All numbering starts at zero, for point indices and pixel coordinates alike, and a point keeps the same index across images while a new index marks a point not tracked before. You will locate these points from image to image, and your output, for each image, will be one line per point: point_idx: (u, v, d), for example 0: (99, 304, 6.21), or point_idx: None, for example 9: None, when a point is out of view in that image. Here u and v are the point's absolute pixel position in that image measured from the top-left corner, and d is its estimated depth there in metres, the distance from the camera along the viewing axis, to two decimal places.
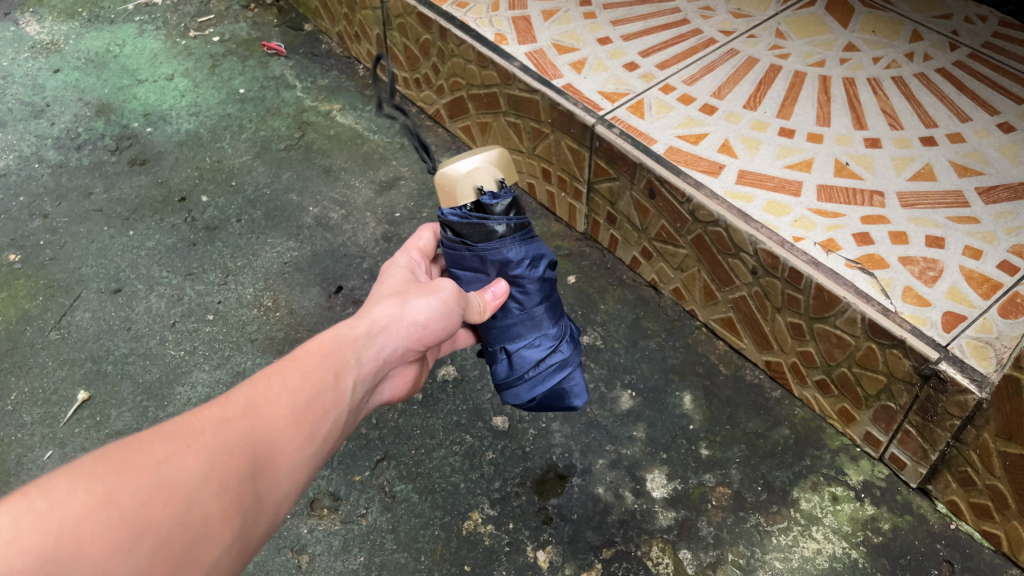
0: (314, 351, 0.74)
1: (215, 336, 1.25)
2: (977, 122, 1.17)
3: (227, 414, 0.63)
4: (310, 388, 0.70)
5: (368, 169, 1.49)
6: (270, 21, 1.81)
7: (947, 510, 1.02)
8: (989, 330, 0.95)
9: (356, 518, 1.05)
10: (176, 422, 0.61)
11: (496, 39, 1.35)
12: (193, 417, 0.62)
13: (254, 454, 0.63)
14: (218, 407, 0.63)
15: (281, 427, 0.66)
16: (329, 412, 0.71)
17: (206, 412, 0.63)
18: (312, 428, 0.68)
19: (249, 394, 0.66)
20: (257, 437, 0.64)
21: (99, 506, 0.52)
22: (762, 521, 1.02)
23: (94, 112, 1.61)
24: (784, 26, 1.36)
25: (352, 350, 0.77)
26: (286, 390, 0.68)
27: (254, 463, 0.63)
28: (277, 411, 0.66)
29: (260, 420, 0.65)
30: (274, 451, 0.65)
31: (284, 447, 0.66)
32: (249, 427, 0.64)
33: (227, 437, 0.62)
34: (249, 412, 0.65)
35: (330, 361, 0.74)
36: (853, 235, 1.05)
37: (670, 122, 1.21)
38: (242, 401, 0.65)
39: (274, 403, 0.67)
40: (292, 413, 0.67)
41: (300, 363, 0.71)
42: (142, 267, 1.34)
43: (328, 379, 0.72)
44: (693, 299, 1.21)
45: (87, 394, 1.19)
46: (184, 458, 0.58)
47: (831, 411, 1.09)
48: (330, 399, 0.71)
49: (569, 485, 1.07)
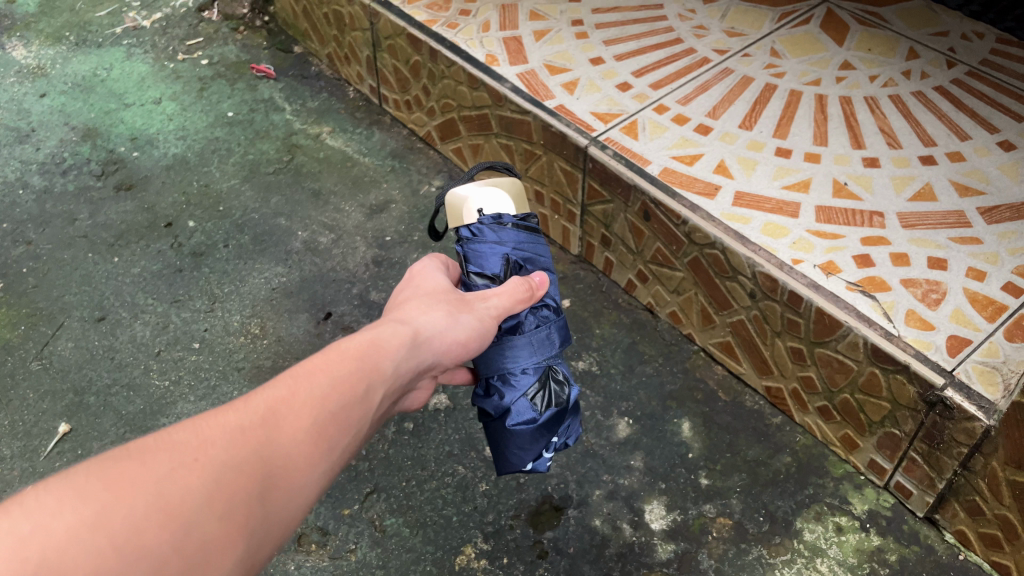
0: (349, 351, 0.67)
1: (201, 365, 1.22)
2: (977, 140, 1.15)
3: (241, 423, 0.58)
4: (338, 395, 0.63)
5: (358, 193, 1.47)
6: (259, 43, 1.79)
7: (955, 540, 0.99)
8: (995, 355, 0.92)
9: (345, 553, 1.01)
10: (187, 430, 0.56)
11: (487, 60, 1.33)
12: (206, 424, 0.57)
13: (269, 470, 0.57)
14: (233, 415, 0.58)
15: (299, 440, 0.60)
16: (355, 423, 0.64)
17: (220, 420, 0.58)
18: (333, 442, 0.62)
19: (271, 399, 0.60)
20: (272, 451, 0.58)
21: (85, 530, 0.48)
22: (765, 553, 0.99)
23: (80, 136, 1.58)
24: (778, 44, 1.34)
25: (391, 353, 0.70)
26: (313, 398, 0.62)
27: (265, 481, 0.57)
28: (297, 422, 0.60)
29: (279, 430, 0.59)
30: (289, 468, 0.59)
31: (301, 460, 0.60)
32: (266, 438, 0.58)
33: (239, 451, 0.56)
34: (268, 420, 0.59)
35: (366, 365, 0.67)
36: (853, 256, 1.03)
37: (665, 143, 1.19)
38: (261, 410, 0.59)
39: (295, 411, 0.61)
40: (316, 424, 0.61)
41: (332, 365, 0.65)
42: (127, 294, 1.31)
43: (359, 385, 0.66)
44: (691, 323, 1.18)
45: (68, 427, 1.15)
46: (187, 476, 0.53)
47: (834, 438, 1.06)
48: (357, 411, 0.65)
49: (565, 517, 1.04)
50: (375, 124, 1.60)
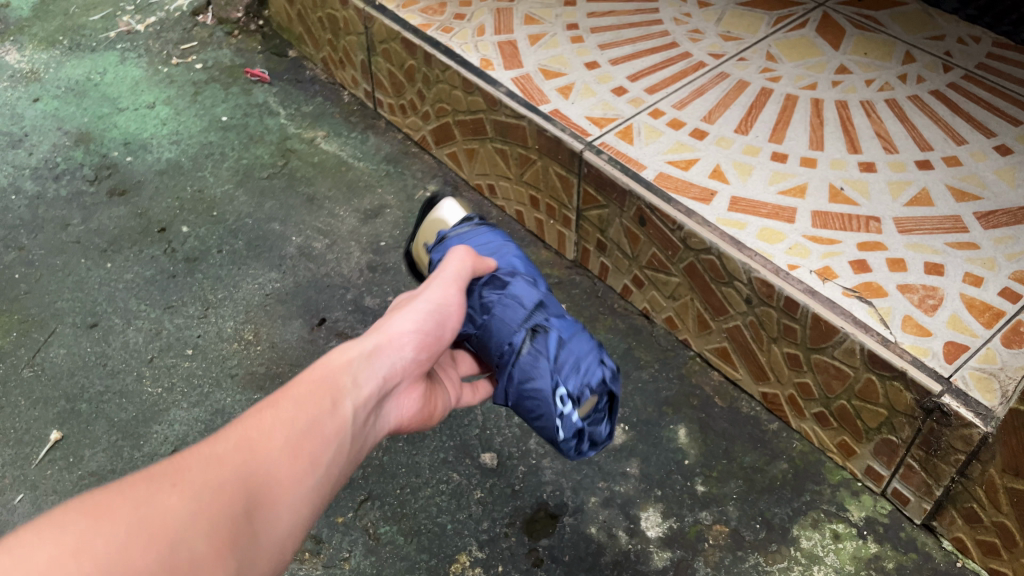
0: (312, 378, 0.71)
1: (194, 372, 1.21)
2: (973, 145, 1.15)
3: (218, 450, 0.60)
4: (307, 417, 0.67)
5: (353, 197, 1.46)
6: (254, 47, 1.79)
7: (953, 547, 0.98)
8: (993, 361, 0.91)
9: (338, 562, 1.00)
10: (163, 463, 0.58)
11: (481, 64, 1.32)
12: (182, 456, 0.59)
13: (250, 488, 0.60)
14: (209, 444, 0.61)
15: (276, 458, 0.63)
16: (330, 438, 0.67)
17: (196, 449, 0.60)
18: (312, 456, 0.65)
19: (244, 428, 0.63)
20: (251, 471, 0.61)
21: (70, 556, 0.49)
22: (761, 560, 0.98)
23: (73, 141, 1.58)
24: (774, 48, 1.34)
25: (350, 370, 0.74)
26: (280, 420, 0.65)
27: (248, 499, 0.59)
28: (270, 442, 0.63)
29: (255, 452, 0.62)
30: (269, 486, 0.61)
31: (281, 477, 0.63)
32: (243, 460, 0.61)
33: (218, 472, 0.59)
34: (241, 445, 0.62)
35: (327, 385, 0.71)
36: (850, 262, 1.02)
37: (660, 147, 1.18)
38: (234, 437, 0.62)
39: (266, 433, 0.64)
40: (288, 442, 0.64)
41: (296, 391, 0.68)
42: (119, 300, 1.31)
43: (327, 405, 0.69)
44: (687, 328, 1.18)
45: (59, 434, 1.14)
46: (168, 497, 0.55)
47: (831, 444, 1.05)
48: (328, 427, 0.68)
49: (560, 524, 1.03)
50: (370, 128, 1.59)
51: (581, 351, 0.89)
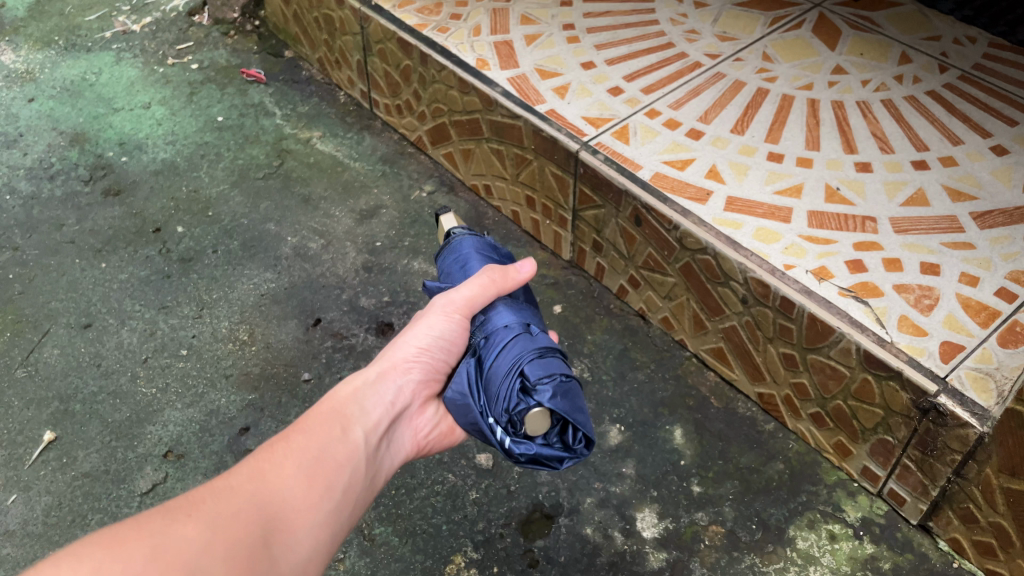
0: (325, 412, 0.80)
1: (188, 372, 1.21)
2: (969, 145, 1.15)
3: (233, 482, 0.67)
4: (316, 450, 0.74)
5: (348, 198, 1.46)
6: (249, 47, 1.78)
7: (949, 548, 0.98)
8: (989, 361, 0.91)
9: (333, 563, 1.00)
10: (180, 498, 0.63)
11: (477, 64, 1.32)
12: (198, 490, 0.65)
13: (265, 516, 0.66)
14: (224, 478, 0.67)
15: (290, 487, 0.70)
16: (341, 466, 0.75)
17: (211, 485, 0.66)
18: (326, 484, 0.72)
19: (256, 461, 0.70)
20: (266, 501, 0.68)
21: None
22: (757, 561, 0.98)
23: (68, 141, 1.57)
24: (770, 48, 1.34)
25: (358, 399, 0.83)
26: (291, 451, 0.72)
27: (264, 526, 0.66)
28: (283, 473, 0.70)
29: (268, 483, 0.69)
30: (286, 513, 0.68)
31: (298, 503, 0.69)
32: (257, 491, 0.68)
33: (234, 502, 0.65)
34: (256, 477, 0.68)
35: (337, 415, 0.80)
36: (846, 262, 1.02)
37: (656, 147, 1.18)
38: (247, 471, 0.69)
39: (279, 464, 0.71)
40: (301, 471, 0.71)
41: (306, 425, 0.77)
42: (114, 300, 1.30)
43: (337, 436, 0.77)
44: (683, 329, 1.17)
45: (53, 434, 1.14)
46: (186, 527, 0.60)
47: (828, 445, 1.05)
48: (339, 453, 0.76)
49: (556, 525, 1.03)
50: (365, 129, 1.59)
51: (497, 368, 0.83)
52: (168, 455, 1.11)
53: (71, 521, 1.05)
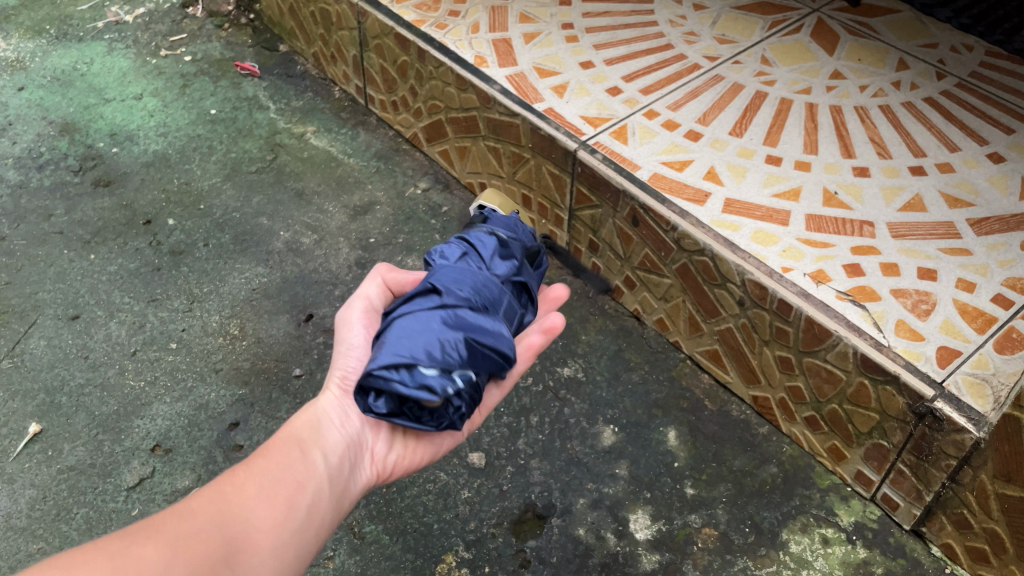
0: (281, 437, 0.79)
1: (178, 366, 1.19)
2: (966, 152, 1.15)
3: (193, 505, 0.67)
4: (277, 470, 0.74)
5: (343, 193, 1.44)
6: (244, 41, 1.77)
7: (941, 554, 0.98)
8: (985, 366, 0.91)
9: (322, 561, 0.98)
10: (144, 522, 0.65)
11: (475, 61, 1.32)
12: (163, 513, 0.66)
13: (226, 535, 0.67)
14: (188, 502, 0.68)
15: (251, 506, 0.70)
16: (303, 484, 0.74)
17: (174, 509, 0.67)
18: (287, 502, 0.72)
19: (216, 485, 0.70)
20: (228, 520, 0.68)
21: None
22: (750, 564, 0.98)
23: (58, 131, 1.55)
24: (768, 52, 1.34)
25: (312, 422, 0.81)
26: (251, 473, 0.72)
27: (225, 545, 0.66)
28: (245, 493, 0.70)
29: (230, 502, 0.69)
30: (247, 531, 0.68)
31: (261, 523, 0.69)
32: (219, 512, 0.68)
33: (196, 522, 0.66)
34: (218, 498, 0.69)
35: (293, 440, 0.78)
36: (843, 265, 1.02)
37: (654, 148, 1.18)
38: (208, 493, 0.69)
39: (238, 486, 0.71)
40: (260, 490, 0.71)
41: (265, 449, 0.76)
42: (102, 292, 1.28)
43: (294, 454, 0.76)
44: (678, 330, 1.17)
45: (38, 427, 1.12)
46: (143, 548, 0.62)
47: (821, 449, 1.05)
48: (299, 474, 0.75)
49: (548, 525, 1.02)
50: (360, 125, 1.58)
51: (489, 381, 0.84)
52: (155, 450, 1.10)
53: (56, 515, 1.03)
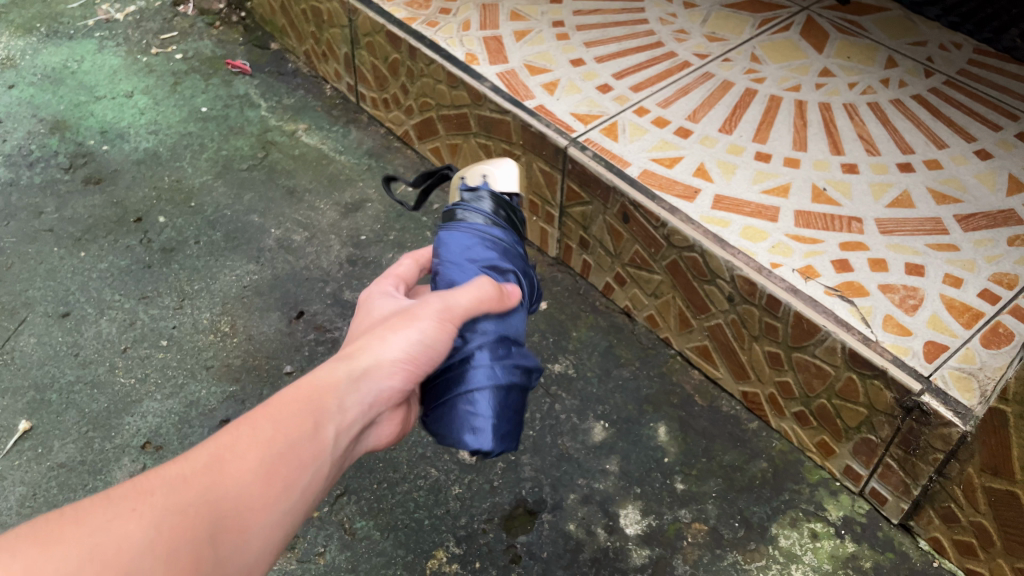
0: (295, 392, 0.63)
1: (168, 363, 1.19)
2: (954, 149, 1.16)
3: (184, 471, 0.55)
4: (287, 437, 0.60)
5: (334, 190, 1.45)
6: (235, 38, 1.77)
7: (929, 547, 0.98)
8: (972, 361, 0.92)
9: (313, 557, 0.99)
10: (124, 484, 0.53)
11: (466, 59, 1.32)
12: (146, 476, 0.54)
13: (218, 516, 0.55)
14: (175, 465, 0.55)
15: (248, 481, 0.57)
16: (310, 463, 0.61)
17: (161, 469, 0.55)
18: (287, 482, 0.59)
19: (214, 446, 0.57)
20: (220, 496, 0.55)
21: None
22: (740, 559, 0.98)
23: (48, 129, 1.55)
24: (758, 50, 1.34)
25: (339, 391, 0.66)
26: (258, 440, 0.59)
27: (214, 527, 0.54)
28: (244, 465, 0.57)
29: (225, 475, 0.56)
30: (241, 511, 0.56)
31: (254, 503, 0.57)
32: (212, 484, 0.55)
33: (184, 496, 0.54)
34: (212, 466, 0.56)
35: (313, 404, 0.63)
36: (832, 261, 1.03)
37: (645, 145, 1.18)
38: (206, 455, 0.56)
39: (241, 456, 0.58)
40: (262, 465, 0.58)
41: (276, 406, 0.61)
42: (93, 290, 1.28)
43: (308, 426, 0.62)
44: (668, 326, 1.18)
45: (29, 424, 1.12)
46: (126, 523, 0.50)
47: (810, 444, 1.06)
48: (310, 451, 0.61)
49: (539, 521, 1.02)
50: (352, 123, 1.58)
51: None
52: (146, 446, 1.09)
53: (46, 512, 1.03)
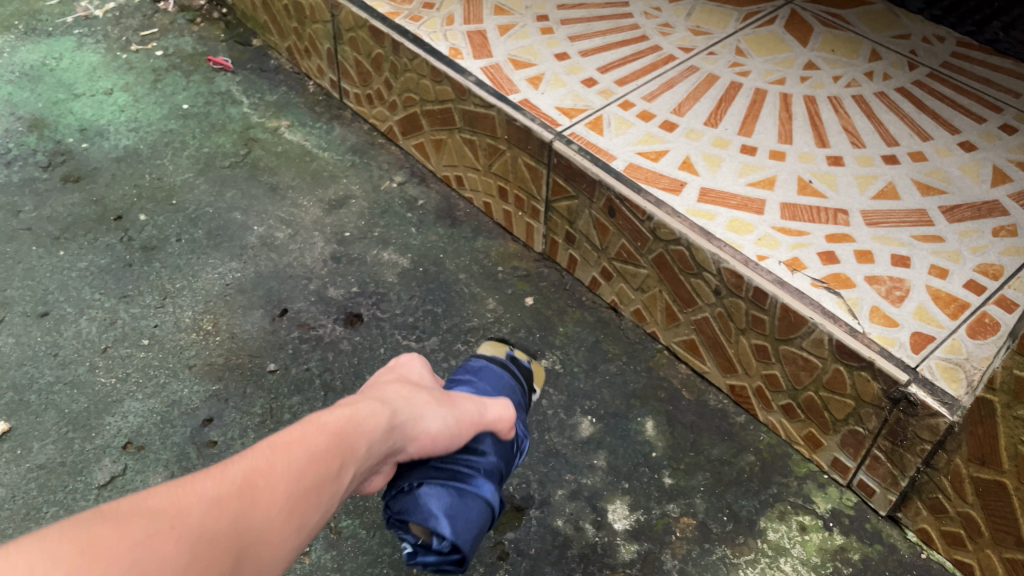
0: (328, 428, 0.65)
1: (150, 362, 1.17)
2: (939, 141, 1.16)
3: (218, 493, 0.54)
4: (315, 472, 0.60)
5: (317, 187, 1.43)
6: (216, 35, 1.75)
7: (917, 539, 0.98)
8: (958, 351, 0.92)
9: (298, 556, 0.97)
10: (162, 498, 0.51)
11: (450, 53, 1.31)
12: (182, 491, 0.52)
13: (242, 546, 0.53)
14: (211, 485, 0.54)
15: (274, 514, 0.56)
16: (325, 504, 0.61)
17: (196, 487, 0.53)
18: (303, 521, 0.59)
19: (249, 470, 0.57)
20: (247, 526, 0.54)
21: None
22: (728, 553, 0.98)
23: (26, 127, 1.52)
24: (743, 43, 1.34)
25: (370, 435, 0.69)
26: (290, 471, 0.59)
27: (237, 557, 0.52)
28: (273, 496, 0.57)
29: (256, 504, 0.55)
30: (259, 544, 0.55)
31: (272, 538, 0.56)
32: (242, 510, 0.54)
33: (218, 521, 0.52)
34: (245, 492, 0.55)
35: (346, 445, 0.65)
36: (818, 253, 1.02)
37: (630, 139, 1.17)
38: (240, 480, 0.56)
39: (274, 486, 0.57)
40: (289, 500, 0.58)
41: (310, 440, 0.62)
42: (72, 289, 1.26)
43: (334, 467, 0.63)
44: (655, 321, 1.17)
45: (7, 425, 1.10)
46: (165, 544, 0.48)
47: (798, 437, 1.05)
48: (330, 494, 0.62)
49: (527, 517, 1.01)
50: (335, 119, 1.56)
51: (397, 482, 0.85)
52: (127, 447, 1.08)
53: (25, 515, 1.01)
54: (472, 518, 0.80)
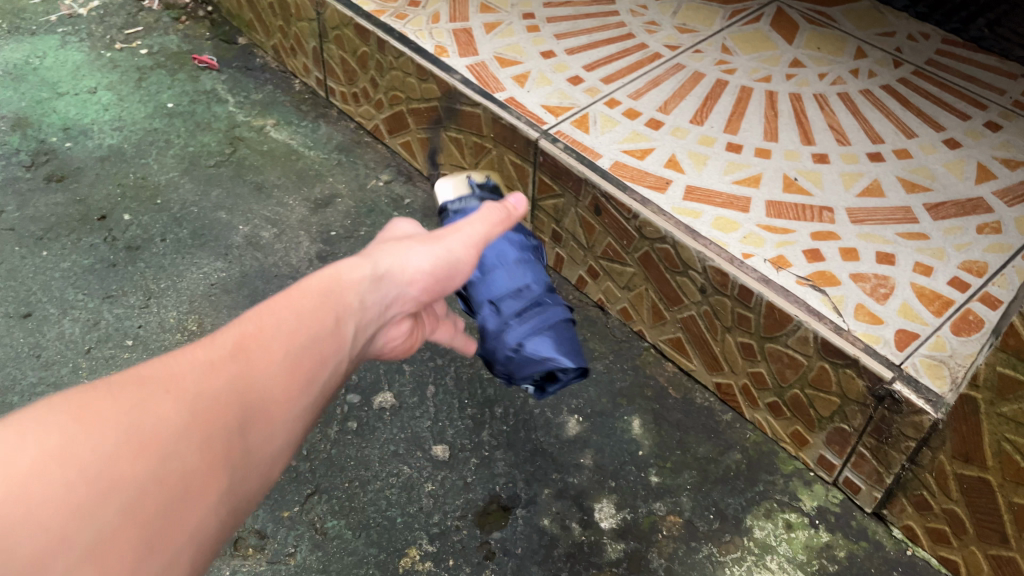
0: (315, 290, 0.66)
1: (134, 363, 1.16)
2: (923, 138, 1.16)
3: (212, 356, 0.54)
4: (309, 331, 0.61)
5: (303, 186, 1.42)
6: (201, 33, 1.74)
7: (903, 536, 0.98)
8: (942, 348, 0.92)
9: (283, 557, 0.97)
10: (153, 366, 0.52)
11: (436, 51, 1.30)
12: (172, 359, 0.53)
13: (246, 403, 0.54)
14: (202, 349, 0.55)
15: (273, 373, 0.57)
16: (328, 360, 0.62)
17: (189, 353, 0.54)
18: (309, 377, 0.60)
19: (240, 336, 0.57)
20: (248, 384, 0.55)
21: (54, 462, 0.44)
22: (715, 551, 0.98)
23: (9, 126, 1.51)
24: (729, 41, 1.34)
25: (358, 289, 0.70)
26: (281, 332, 0.59)
27: (243, 414, 0.54)
28: (270, 357, 0.57)
29: (251, 365, 0.56)
30: (266, 400, 0.56)
31: (278, 393, 0.57)
32: (238, 372, 0.55)
33: (213, 381, 0.53)
34: (239, 355, 0.56)
35: (334, 301, 0.66)
36: (803, 251, 1.02)
37: (616, 137, 1.17)
38: (232, 344, 0.56)
39: (268, 347, 0.58)
40: (287, 357, 0.59)
41: (299, 303, 0.63)
42: (56, 289, 1.25)
43: (328, 324, 0.64)
44: (641, 319, 1.17)
45: None
46: (161, 404, 0.49)
47: (784, 434, 1.05)
48: (331, 346, 0.63)
49: (513, 516, 1.01)
50: (321, 117, 1.56)
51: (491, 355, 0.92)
52: None
53: None
54: (566, 338, 0.90)
